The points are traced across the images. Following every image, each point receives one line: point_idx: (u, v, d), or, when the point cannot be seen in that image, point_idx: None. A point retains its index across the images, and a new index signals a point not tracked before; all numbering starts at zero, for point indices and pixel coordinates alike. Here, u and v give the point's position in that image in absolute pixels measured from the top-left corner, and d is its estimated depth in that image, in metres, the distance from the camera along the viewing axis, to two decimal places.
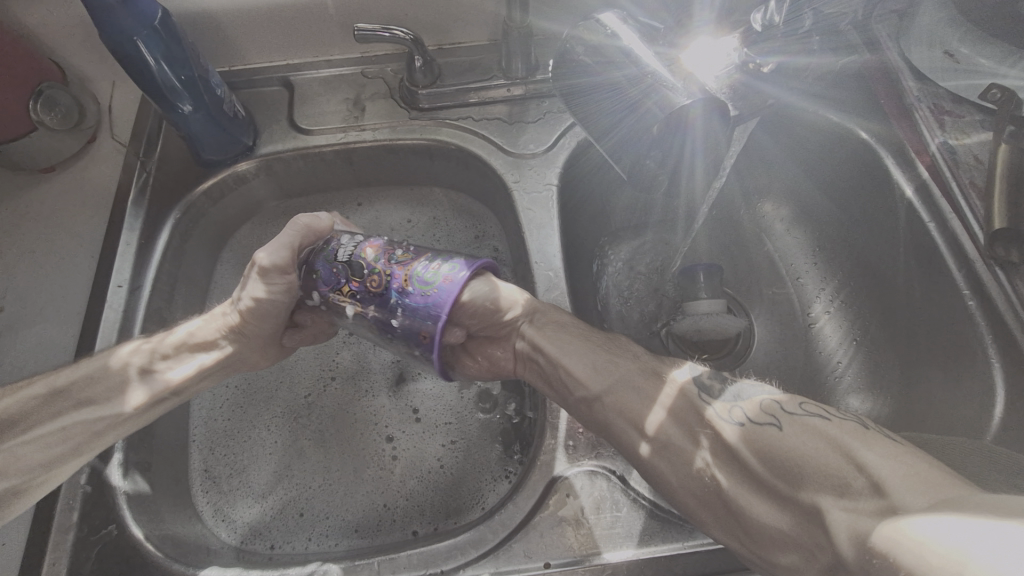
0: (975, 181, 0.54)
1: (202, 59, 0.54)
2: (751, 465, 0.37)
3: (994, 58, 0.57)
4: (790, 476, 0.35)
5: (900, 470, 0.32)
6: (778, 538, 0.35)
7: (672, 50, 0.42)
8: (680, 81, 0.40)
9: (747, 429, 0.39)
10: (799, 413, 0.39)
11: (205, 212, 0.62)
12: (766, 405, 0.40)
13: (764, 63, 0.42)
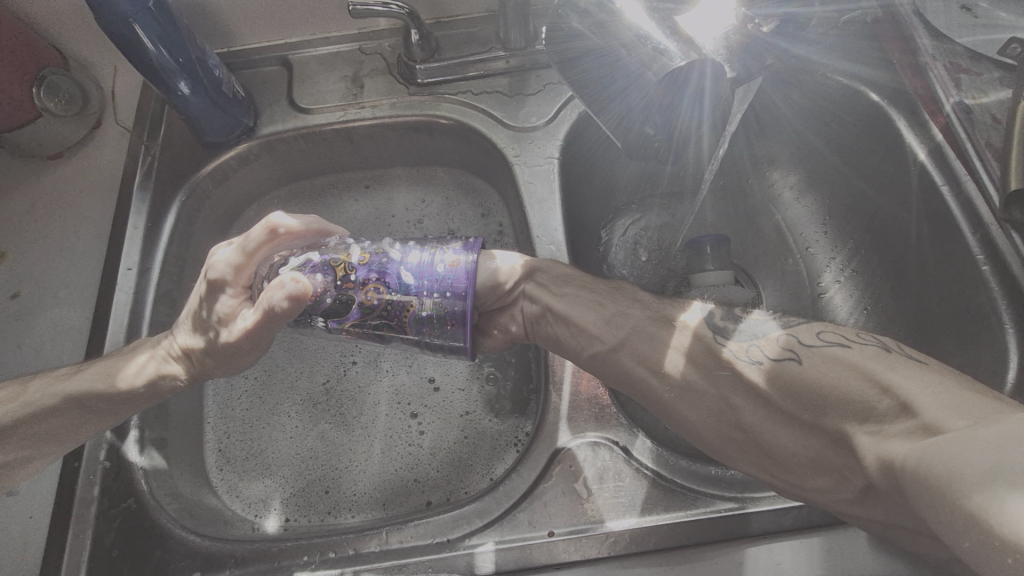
0: (992, 141, 0.52)
1: (199, 40, 0.54)
2: (773, 401, 0.39)
3: (1015, 13, 0.55)
4: (811, 405, 0.37)
5: (925, 389, 0.33)
6: (809, 469, 0.38)
7: (666, 10, 0.39)
8: (673, 44, 0.38)
9: (766, 367, 0.40)
10: (818, 345, 0.39)
11: (210, 195, 0.63)
12: (785, 341, 0.41)
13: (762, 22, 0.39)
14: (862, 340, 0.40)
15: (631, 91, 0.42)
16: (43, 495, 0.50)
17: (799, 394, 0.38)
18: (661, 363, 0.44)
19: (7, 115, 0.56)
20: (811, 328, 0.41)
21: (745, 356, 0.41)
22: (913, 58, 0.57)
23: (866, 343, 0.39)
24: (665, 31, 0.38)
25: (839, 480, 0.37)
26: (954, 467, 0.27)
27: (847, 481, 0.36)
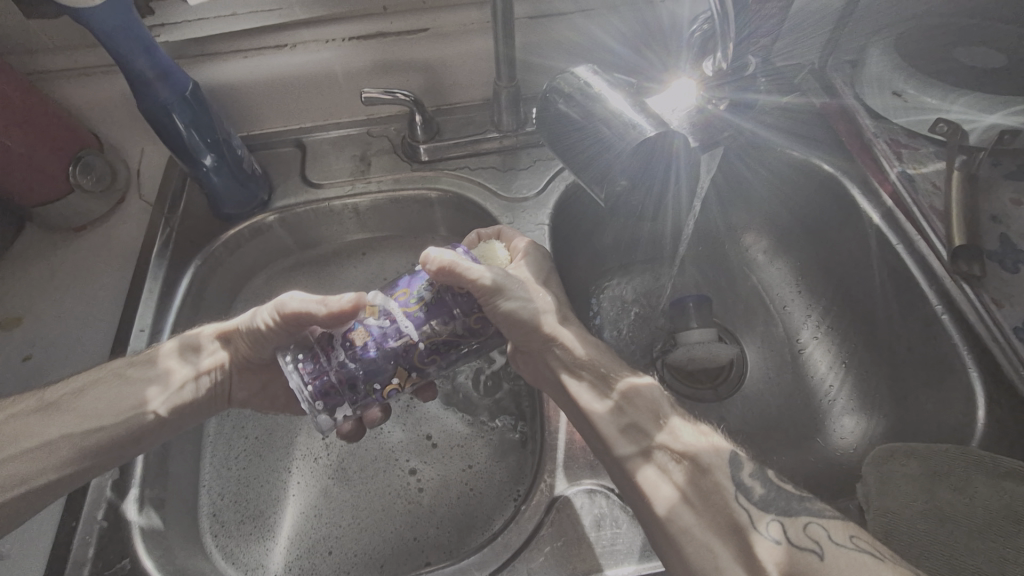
0: (935, 205, 0.59)
1: (224, 125, 0.60)
2: None
3: (938, 95, 0.62)
4: None
5: None
6: None
7: (637, 95, 0.46)
8: (643, 119, 0.44)
9: (785, 547, 0.39)
10: (845, 546, 0.38)
11: (223, 261, 0.67)
12: (811, 529, 0.40)
13: (719, 102, 0.46)
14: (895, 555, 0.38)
15: (609, 158, 0.46)
16: (36, 560, 0.49)
17: None
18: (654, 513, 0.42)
19: (43, 189, 0.61)
20: (845, 528, 0.39)
21: (767, 534, 0.40)
22: (858, 138, 0.66)
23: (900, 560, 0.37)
24: (634, 109, 0.45)
25: None
26: None
27: None
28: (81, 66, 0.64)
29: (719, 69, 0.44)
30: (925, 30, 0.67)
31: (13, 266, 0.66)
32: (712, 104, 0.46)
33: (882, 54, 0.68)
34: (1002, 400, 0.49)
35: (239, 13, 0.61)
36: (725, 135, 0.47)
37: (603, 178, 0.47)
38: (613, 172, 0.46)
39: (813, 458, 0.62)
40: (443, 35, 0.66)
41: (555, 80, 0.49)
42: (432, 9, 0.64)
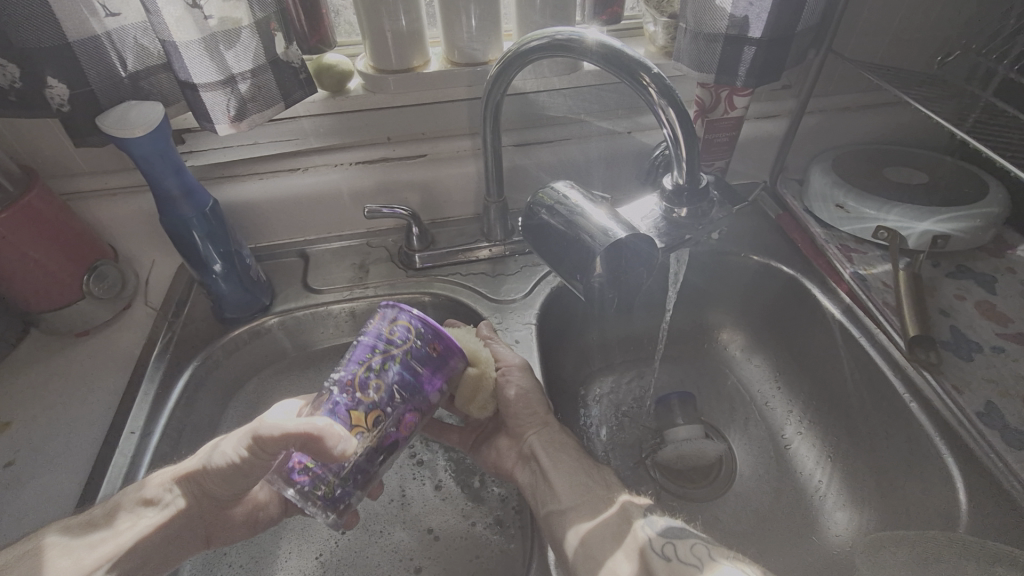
0: (888, 301, 0.65)
1: (236, 238, 0.65)
2: None
3: (875, 206, 0.69)
4: None
5: None
6: None
7: (608, 205, 0.52)
8: (612, 224, 0.49)
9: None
10: None
11: (220, 364, 0.68)
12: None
13: (680, 210, 0.50)
14: None
15: (582, 259, 0.50)
16: None
17: None
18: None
19: (54, 295, 0.64)
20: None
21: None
22: (813, 244, 0.73)
23: None
24: (604, 216, 0.50)
25: None
26: None
27: None
28: (111, 188, 0.71)
29: (677, 182, 0.49)
30: (856, 154, 0.77)
31: (9, 374, 0.67)
32: (674, 213, 0.50)
33: (822, 172, 0.75)
34: (980, 484, 0.51)
35: (261, 142, 0.69)
36: (686, 238, 0.51)
37: (577, 275, 0.51)
38: (587, 270, 0.50)
39: (814, 558, 0.60)
40: (439, 160, 0.75)
41: (537, 196, 0.55)
42: (430, 139, 0.74)
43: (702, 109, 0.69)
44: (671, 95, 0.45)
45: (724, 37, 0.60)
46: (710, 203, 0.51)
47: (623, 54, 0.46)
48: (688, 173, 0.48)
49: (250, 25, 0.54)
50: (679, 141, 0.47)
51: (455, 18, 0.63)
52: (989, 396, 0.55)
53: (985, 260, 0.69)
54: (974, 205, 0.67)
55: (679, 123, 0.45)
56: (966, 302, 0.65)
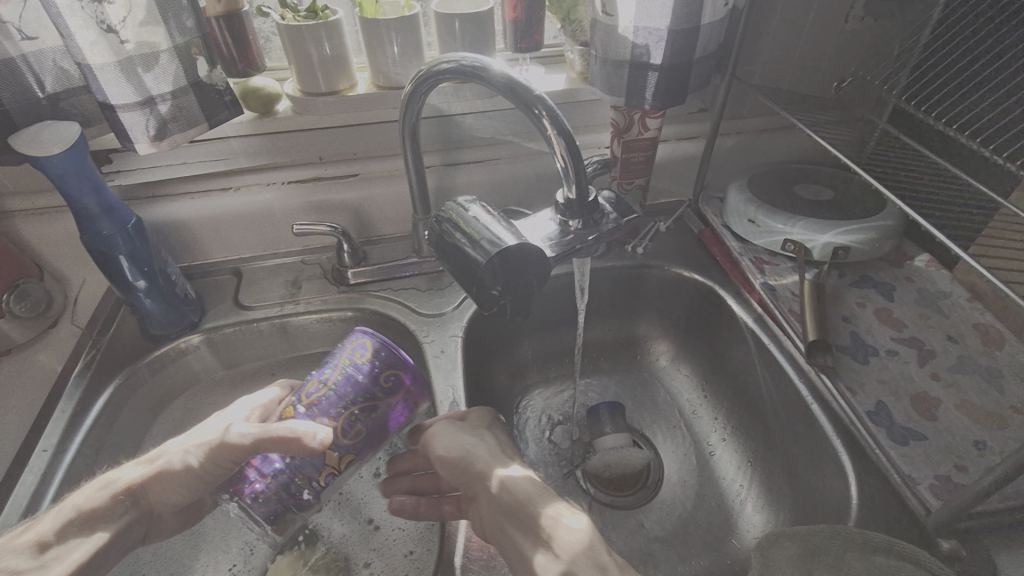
0: (794, 309, 0.68)
1: (162, 255, 0.66)
2: None
3: (782, 221, 0.73)
4: None
5: None
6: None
7: (505, 218, 0.49)
8: (502, 235, 0.46)
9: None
10: None
11: (145, 381, 0.66)
12: None
13: (571, 220, 0.49)
14: None
15: (470, 270, 0.46)
16: None
17: None
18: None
19: None
20: None
21: None
22: (730, 257, 0.77)
23: None
24: (496, 227, 0.47)
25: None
26: None
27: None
28: (39, 206, 0.71)
29: (566, 194, 0.49)
30: (771, 172, 0.82)
31: None
32: (566, 223, 0.50)
33: (738, 190, 0.80)
34: (872, 478, 0.53)
35: (190, 162, 0.70)
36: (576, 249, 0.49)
37: (467, 289, 0.47)
38: (474, 282, 0.46)
39: (731, 561, 0.62)
40: (370, 179, 0.77)
41: (439, 211, 0.51)
42: (361, 159, 0.76)
43: (618, 130, 0.73)
44: (560, 126, 0.47)
45: (630, 62, 0.65)
46: (603, 214, 0.51)
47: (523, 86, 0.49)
48: (576, 184, 0.48)
49: (169, 48, 0.57)
50: (567, 160, 0.48)
51: (377, 45, 0.67)
52: (880, 396, 0.58)
53: (888, 271, 0.73)
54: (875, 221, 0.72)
55: (567, 149, 0.47)
56: (866, 310, 0.68)
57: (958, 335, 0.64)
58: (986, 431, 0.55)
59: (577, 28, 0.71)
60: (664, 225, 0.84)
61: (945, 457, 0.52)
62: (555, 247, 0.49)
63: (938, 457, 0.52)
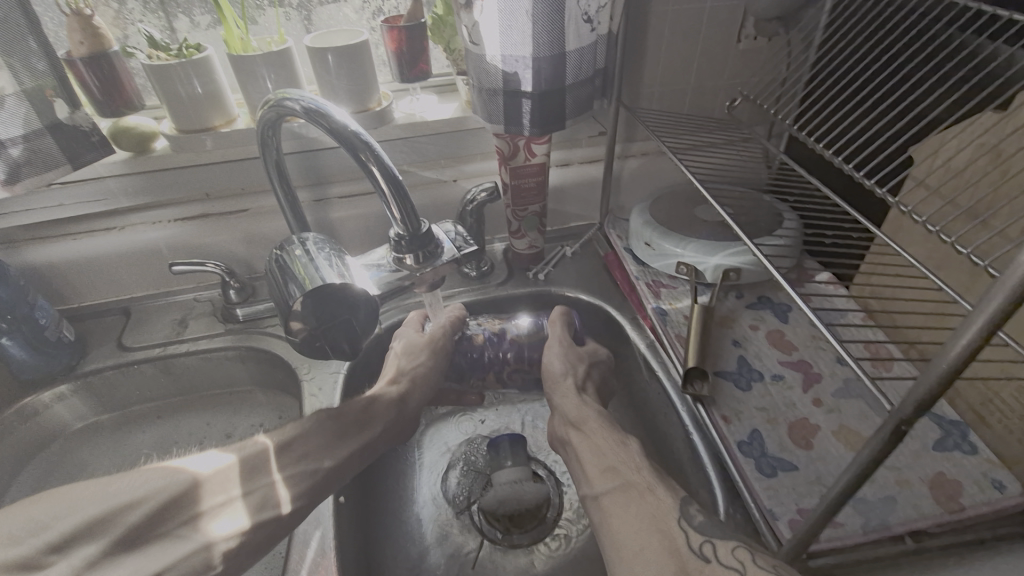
0: (681, 333, 0.66)
1: (30, 295, 0.63)
2: (673, 560, 0.45)
3: (674, 242, 0.71)
4: (634, 542, 0.47)
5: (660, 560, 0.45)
6: (655, 561, 0.45)
7: (339, 253, 0.49)
8: (323, 273, 0.46)
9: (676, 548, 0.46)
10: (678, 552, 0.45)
11: (12, 431, 0.65)
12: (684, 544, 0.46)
13: (403, 258, 0.48)
14: (636, 536, 0.47)
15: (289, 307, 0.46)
16: None
17: (626, 541, 0.47)
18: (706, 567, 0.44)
19: None
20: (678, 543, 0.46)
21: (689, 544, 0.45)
22: (628, 281, 0.76)
23: (656, 530, 0.47)
24: (320, 263, 0.47)
25: (653, 560, 0.45)
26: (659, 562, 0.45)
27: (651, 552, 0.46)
28: None
29: (394, 232, 0.47)
30: (674, 192, 0.80)
31: None
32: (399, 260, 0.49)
33: (640, 211, 0.78)
34: (738, 514, 0.50)
35: (65, 204, 0.69)
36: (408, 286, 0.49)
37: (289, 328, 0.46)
38: (292, 321, 0.46)
39: None
40: (261, 213, 0.76)
41: (279, 246, 0.50)
42: (250, 194, 0.75)
43: (504, 157, 0.71)
44: (388, 169, 0.45)
45: (503, 91, 0.64)
46: (440, 247, 0.49)
47: (336, 125, 0.45)
48: (404, 223, 0.47)
49: (16, 92, 0.56)
50: (391, 198, 0.46)
51: (249, 81, 0.66)
52: (756, 424, 0.56)
53: (786, 291, 0.72)
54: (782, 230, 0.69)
55: (389, 188, 0.45)
56: (758, 332, 0.66)
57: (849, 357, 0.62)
58: None
59: (458, 57, 0.73)
60: (571, 249, 0.83)
61: (811, 488, 0.50)
62: (384, 284, 0.48)
63: (804, 488, 0.50)
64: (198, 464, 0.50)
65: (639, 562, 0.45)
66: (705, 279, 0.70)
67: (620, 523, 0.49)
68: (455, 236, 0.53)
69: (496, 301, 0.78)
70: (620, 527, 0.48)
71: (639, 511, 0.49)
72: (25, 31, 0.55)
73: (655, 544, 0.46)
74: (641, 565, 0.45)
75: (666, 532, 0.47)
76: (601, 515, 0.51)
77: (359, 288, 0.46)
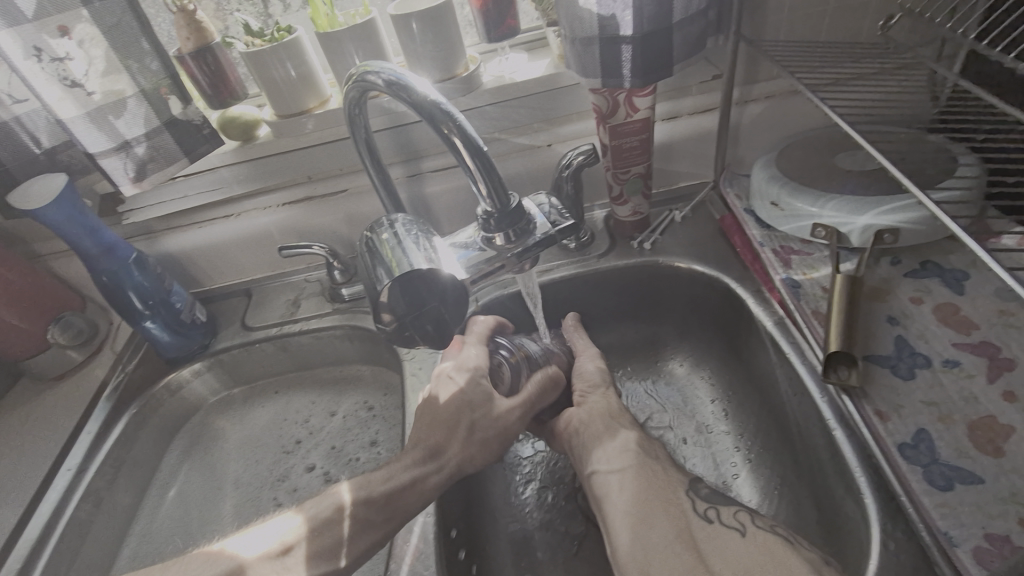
0: (819, 310, 0.56)
1: (166, 282, 0.70)
2: (693, 550, 0.43)
3: (810, 201, 0.60)
4: (647, 526, 0.45)
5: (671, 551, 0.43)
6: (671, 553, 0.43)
7: (426, 234, 0.46)
8: (411, 256, 0.44)
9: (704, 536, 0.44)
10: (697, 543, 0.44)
11: (163, 403, 0.73)
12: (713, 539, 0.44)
13: (492, 237, 0.45)
14: (653, 521, 0.45)
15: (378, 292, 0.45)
16: None
17: (644, 530, 0.45)
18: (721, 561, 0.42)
19: (18, 347, 0.71)
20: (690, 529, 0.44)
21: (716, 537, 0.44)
22: (751, 247, 0.66)
23: (681, 519, 0.45)
24: (407, 244, 0.45)
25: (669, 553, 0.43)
26: (669, 552, 0.43)
27: (664, 537, 0.44)
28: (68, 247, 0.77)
29: (482, 209, 0.44)
30: (810, 139, 0.67)
31: None
32: (487, 239, 0.45)
33: (765, 165, 0.67)
34: (898, 532, 0.42)
35: (189, 195, 0.74)
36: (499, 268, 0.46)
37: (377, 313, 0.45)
38: (381, 307, 0.44)
39: None
40: (358, 193, 0.76)
41: (367, 228, 0.49)
42: (348, 174, 0.76)
43: (602, 115, 0.64)
44: (474, 144, 0.41)
45: (600, 38, 0.56)
46: (531, 223, 0.45)
47: (421, 99, 0.41)
48: (493, 200, 0.43)
49: (136, 93, 0.60)
50: (477, 175, 0.43)
51: (338, 59, 0.65)
52: (922, 423, 0.46)
53: (961, 255, 0.58)
54: (958, 177, 0.55)
55: (476, 165, 0.42)
56: (923, 307, 0.54)
57: None
58: None
59: (548, 6, 0.66)
60: (681, 214, 0.75)
61: (1004, 509, 0.40)
62: (473, 268, 0.45)
63: (993, 508, 0.40)
64: (249, 546, 0.47)
65: (656, 553, 0.43)
66: (850, 242, 0.58)
67: (632, 503, 0.47)
68: (547, 207, 0.48)
69: (598, 274, 0.72)
70: (636, 513, 0.46)
71: (655, 497, 0.47)
72: (137, 33, 0.58)
73: (666, 535, 0.44)
74: (660, 557, 0.43)
75: (683, 525, 0.45)
76: (602, 495, 0.49)
77: (446, 273, 0.43)
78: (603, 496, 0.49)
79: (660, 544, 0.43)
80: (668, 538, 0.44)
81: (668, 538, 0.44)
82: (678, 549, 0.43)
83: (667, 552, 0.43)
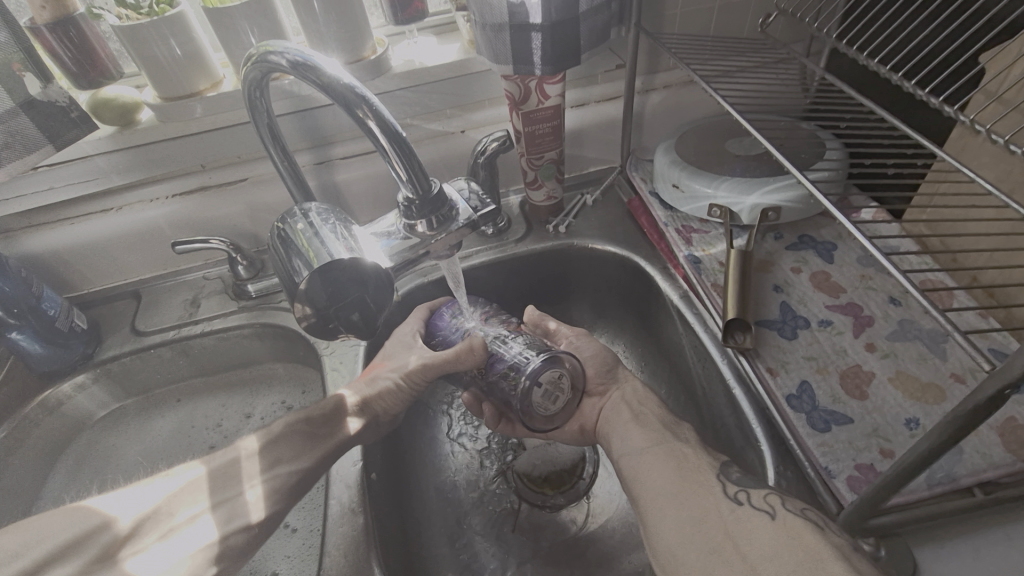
0: (718, 282, 0.61)
1: (35, 286, 0.62)
2: (719, 529, 0.41)
3: (706, 183, 0.65)
4: (673, 511, 0.43)
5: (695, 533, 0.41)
6: (691, 536, 0.41)
7: (343, 222, 0.45)
8: (329, 246, 0.42)
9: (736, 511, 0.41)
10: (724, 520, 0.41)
11: (39, 422, 0.64)
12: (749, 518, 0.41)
13: (414, 224, 0.44)
14: (677, 504, 0.43)
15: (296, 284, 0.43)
16: None
17: (671, 514, 0.43)
18: (752, 537, 0.39)
19: None
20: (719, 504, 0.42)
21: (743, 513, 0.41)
22: (656, 227, 0.70)
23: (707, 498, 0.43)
24: (324, 233, 0.43)
25: (688, 535, 0.41)
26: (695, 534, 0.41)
27: (688, 520, 0.42)
28: None
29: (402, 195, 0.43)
30: (703, 126, 0.73)
31: None
32: (409, 226, 0.45)
33: (665, 150, 0.72)
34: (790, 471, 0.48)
35: (57, 186, 0.65)
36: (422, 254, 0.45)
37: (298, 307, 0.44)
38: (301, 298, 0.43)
39: None
40: (260, 181, 0.71)
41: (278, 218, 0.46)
42: (247, 162, 0.70)
43: (515, 102, 0.65)
44: (389, 127, 0.40)
45: (510, 25, 0.56)
46: (454, 208, 0.45)
47: (330, 79, 0.39)
48: (413, 184, 0.43)
49: None
50: (395, 158, 0.42)
51: (231, 37, 0.60)
52: (805, 375, 0.52)
53: (829, 228, 0.67)
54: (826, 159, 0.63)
55: (394, 148, 0.41)
56: (801, 275, 0.62)
57: (902, 297, 0.58)
58: (922, 407, 0.49)
59: None
60: (591, 197, 0.78)
61: (870, 442, 0.47)
62: (397, 256, 0.44)
63: (861, 443, 0.47)
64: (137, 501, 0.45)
65: (685, 530, 0.42)
66: (740, 220, 0.64)
67: (659, 491, 0.45)
68: (469, 192, 0.49)
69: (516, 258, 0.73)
70: (659, 500, 0.44)
71: (678, 480, 0.45)
72: None
73: (694, 517, 0.42)
74: (688, 532, 0.41)
75: (708, 503, 0.43)
76: (635, 476, 0.48)
77: (370, 262, 0.42)
78: (633, 476, 0.48)
79: (680, 526, 0.42)
80: (692, 518, 0.42)
81: (688, 521, 0.42)
82: (701, 530, 0.41)
83: (693, 535, 0.41)
